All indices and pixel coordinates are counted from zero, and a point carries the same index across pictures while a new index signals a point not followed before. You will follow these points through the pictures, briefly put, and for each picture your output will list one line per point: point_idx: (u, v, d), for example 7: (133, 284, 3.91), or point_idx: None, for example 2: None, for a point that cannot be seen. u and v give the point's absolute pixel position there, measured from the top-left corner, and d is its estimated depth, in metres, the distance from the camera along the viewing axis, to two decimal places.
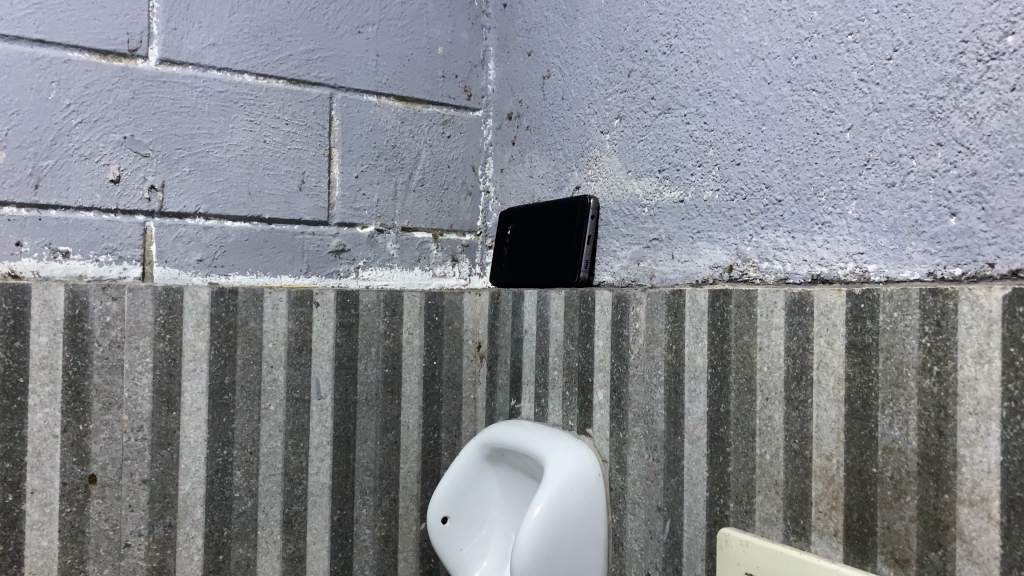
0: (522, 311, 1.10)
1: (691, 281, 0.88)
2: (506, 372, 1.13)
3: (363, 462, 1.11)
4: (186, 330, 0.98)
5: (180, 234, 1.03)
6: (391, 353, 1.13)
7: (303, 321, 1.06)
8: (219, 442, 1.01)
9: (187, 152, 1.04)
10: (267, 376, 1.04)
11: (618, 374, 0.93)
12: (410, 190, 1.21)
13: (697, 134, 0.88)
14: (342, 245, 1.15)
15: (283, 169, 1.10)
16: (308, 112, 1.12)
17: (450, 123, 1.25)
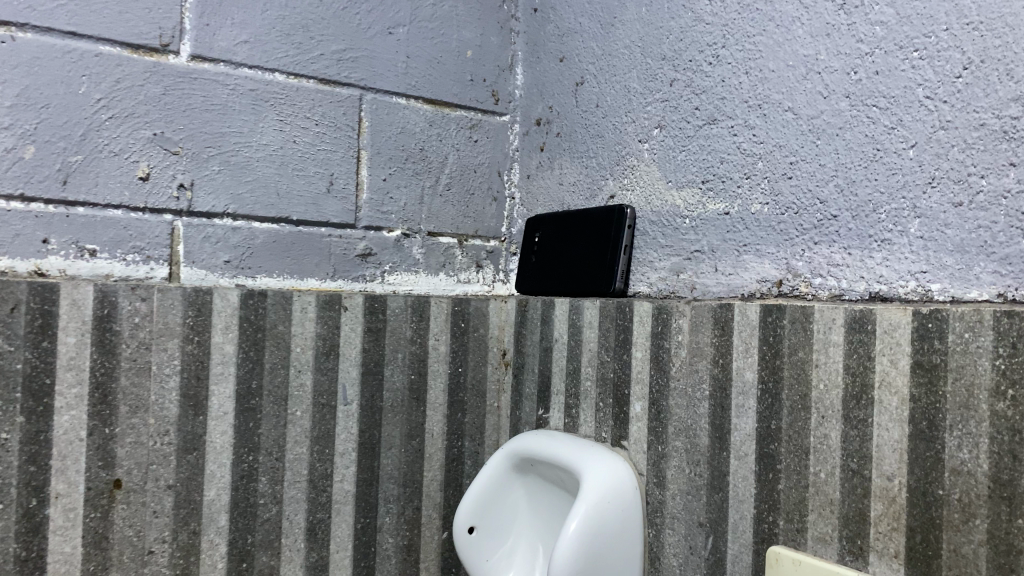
0: (552, 321, 1.09)
1: (737, 294, 0.88)
2: (534, 381, 1.12)
3: (387, 470, 1.09)
4: (215, 333, 0.97)
5: (207, 234, 1.01)
6: (417, 359, 1.11)
7: (331, 326, 1.04)
8: (246, 447, 0.99)
9: (217, 151, 1.02)
10: (294, 381, 1.02)
11: (657, 387, 0.91)
12: (436, 194, 1.20)
13: (745, 146, 0.87)
14: (368, 249, 1.13)
15: (311, 170, 1.09)
16: (338, 113, 1.10)
17: (477, 127, 1.23)
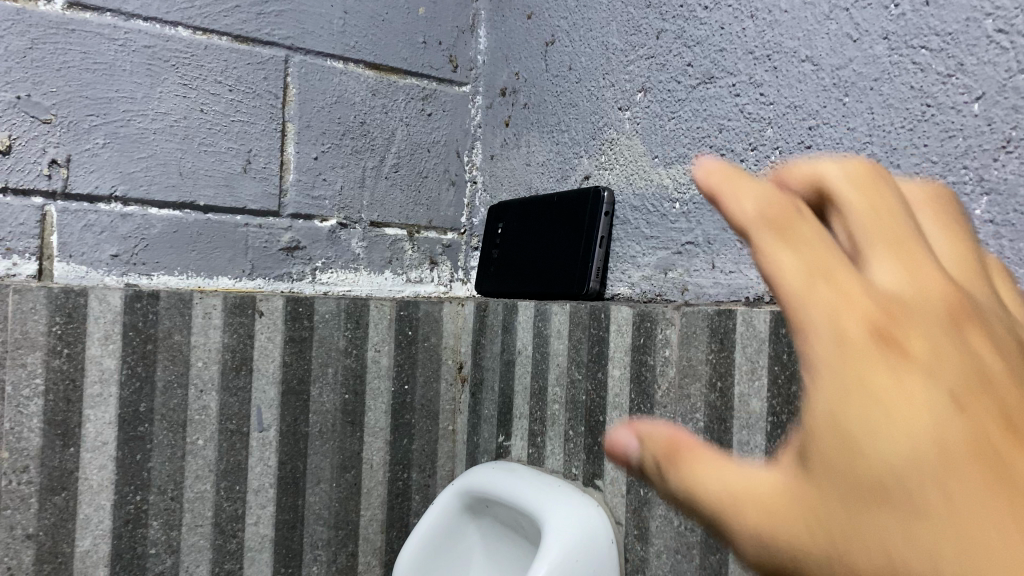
0: (515, 329, 0.90)
1: (738, 299, 0.68)
2: (494, 401, 0.93)
3: (315, 509, 0.90)
4: (91, 345, 0.78)
5: (90, 222, 0.83)
6: (353, 375, 0.92)
7: (242, 335, 0.85)
8: (131, 486, 0.80)
9: (100, 120, 0.83)
10: (194, 404, 0.83)
11: (639, 414, 0.72)
12: (381, 177, 1.01)
13: (749, 109, 0.69)
14: (294, 242, 0.94)
15: (223, 145, 0.90)
16: (257, 77, 0.91)
17: (432, 98, 1.05)
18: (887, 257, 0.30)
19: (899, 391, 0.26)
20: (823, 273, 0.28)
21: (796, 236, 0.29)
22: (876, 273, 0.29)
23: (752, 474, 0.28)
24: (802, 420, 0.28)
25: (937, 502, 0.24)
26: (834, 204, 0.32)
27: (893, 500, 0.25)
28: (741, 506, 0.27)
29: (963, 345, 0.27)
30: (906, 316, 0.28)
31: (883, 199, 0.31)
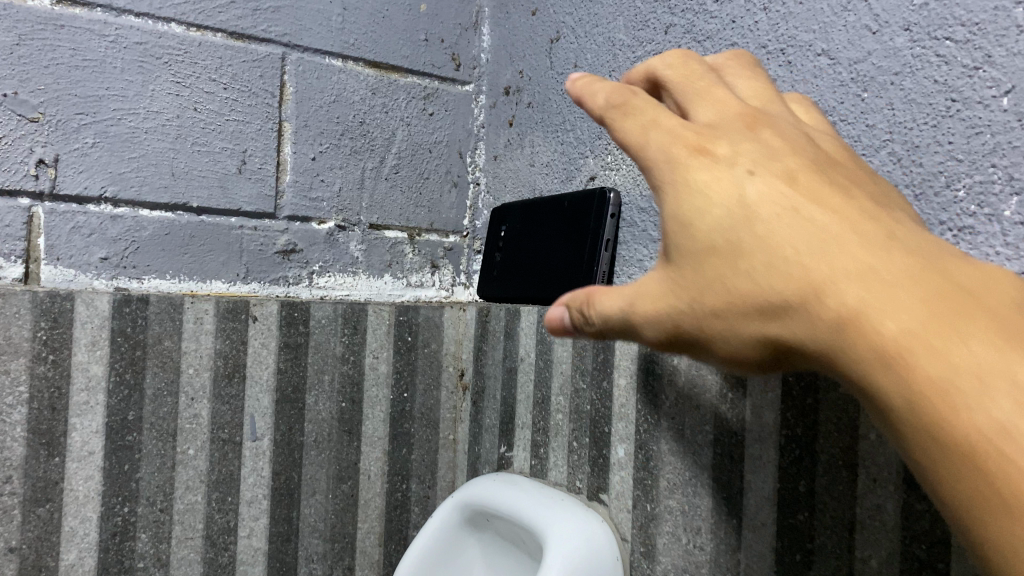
0: (518, 335, 0.87)
1: None
2: (496, 410, 0.91)
3: (310, 521, 0.87)
4: (77, 351, 0.75)
5: (78, 224, 0.80)
6: (350, 382, 0.89)
7: (235, 341, 0.82)
8: (119, 497, 0.77)
9: (90, 119, 0.80)
10: (185, 413, 0.80)
11: (645, 426, 0.69)
12: (381, 178, 0.98)
13: None
14: (291, 244, 0.91)
15: (217, 145, 0.87)
16: (253, 75, 0.89)
17: (434, 97, 1.02)
18: (700, 101, 0.49)
19: (712, 179, 0.44)
20: (650, 123, 0.49)
21: (632, 108, 0.51)
22: (698, 115, 0.49)
23: (644, 280, 0.47)
24: (662, 219, 0.46)
25: (749, 244, 0.41)
26: (672, 88, 0.52)
27: (722, 253, 0.42)
28: (638, 300, 0.46)
29: (753, 141, 0.45)
30: (713, 135, 0.46)
31: (686, 67, 0.53)
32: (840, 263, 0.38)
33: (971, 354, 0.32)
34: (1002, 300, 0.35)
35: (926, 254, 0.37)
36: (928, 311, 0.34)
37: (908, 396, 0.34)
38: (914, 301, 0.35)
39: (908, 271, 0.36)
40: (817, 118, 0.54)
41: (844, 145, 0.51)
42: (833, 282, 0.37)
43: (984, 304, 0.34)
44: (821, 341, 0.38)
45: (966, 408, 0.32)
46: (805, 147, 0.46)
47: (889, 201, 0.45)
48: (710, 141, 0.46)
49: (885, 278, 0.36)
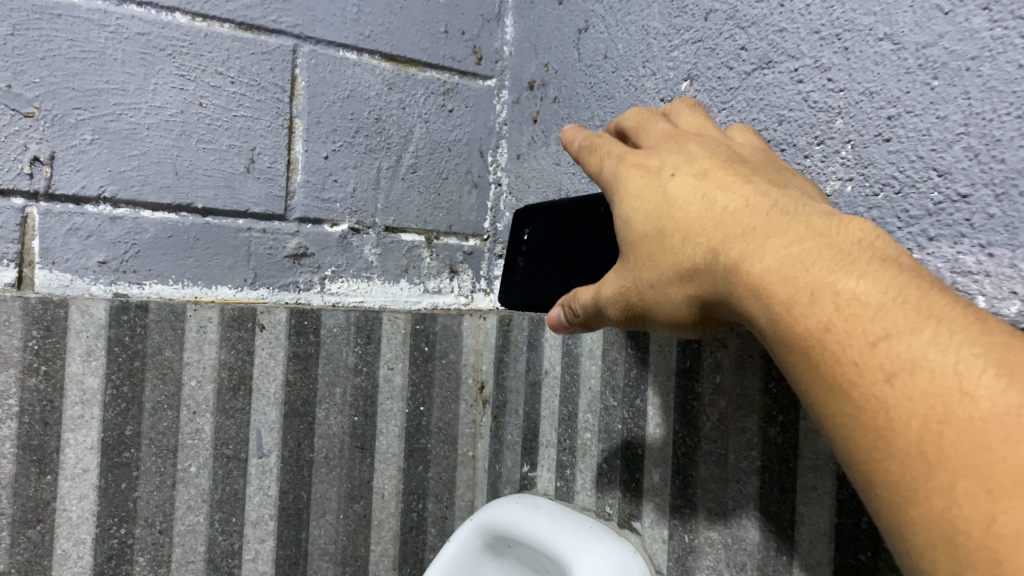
0: (542, 346, 0.82)
1: None
2: (519, 426, 0.85)
3: (320, 544, 0.82)
4: (71, 361, 0.70)
5: (76, 225, 0.75)
6: (363, 396, 0.84)
7: (240, 351, 0.77)
8: (115, 518, 0.72)
9: (89, 114, 0.75)
10: (186, 428, 0.75)
11: (683, 449, 0.63)
12: (397, 178, 0.93)
13: (815, 98, 0.59)
14: (301, 248, 0.86)
15: (224, 142, 0.82)
16: (263, 68, 0.83)
17: (453, 93, 0.96)
18: (648, 127, 0.60)
19: (643, 186, 0.54)
20: (603, 151, 0.60)
21: (591, 145, 0.62)
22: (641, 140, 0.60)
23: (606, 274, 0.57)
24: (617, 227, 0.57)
25: (670, 229, 0.50)
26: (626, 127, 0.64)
27: (652, 239, 0.52)
28: (599, 290, 0.57)
29: (677, 149, 0.55)
30: (648, 150, 0.57)
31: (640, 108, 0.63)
32: (727, 230, 0.46)
33: (810, 277, 0.40)
34: (842, 230, 0.42)
35: (790, 208, 0.45)
36: (782, 248, 0.42)
37: (765, 317, 0.42)
38: (773, 245, 0.43)
39: (770, 224, 0.44)
40: (746, 133, 0.60)
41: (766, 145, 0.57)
42: (720, 239, 0.47)
43: (827, 237, 0.42)
44: (714, 285, 0.47)
45: (808, 320, 0.39)
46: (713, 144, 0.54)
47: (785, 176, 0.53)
48: (637, 162, 0.56)
49: (754, 233, 0.45)
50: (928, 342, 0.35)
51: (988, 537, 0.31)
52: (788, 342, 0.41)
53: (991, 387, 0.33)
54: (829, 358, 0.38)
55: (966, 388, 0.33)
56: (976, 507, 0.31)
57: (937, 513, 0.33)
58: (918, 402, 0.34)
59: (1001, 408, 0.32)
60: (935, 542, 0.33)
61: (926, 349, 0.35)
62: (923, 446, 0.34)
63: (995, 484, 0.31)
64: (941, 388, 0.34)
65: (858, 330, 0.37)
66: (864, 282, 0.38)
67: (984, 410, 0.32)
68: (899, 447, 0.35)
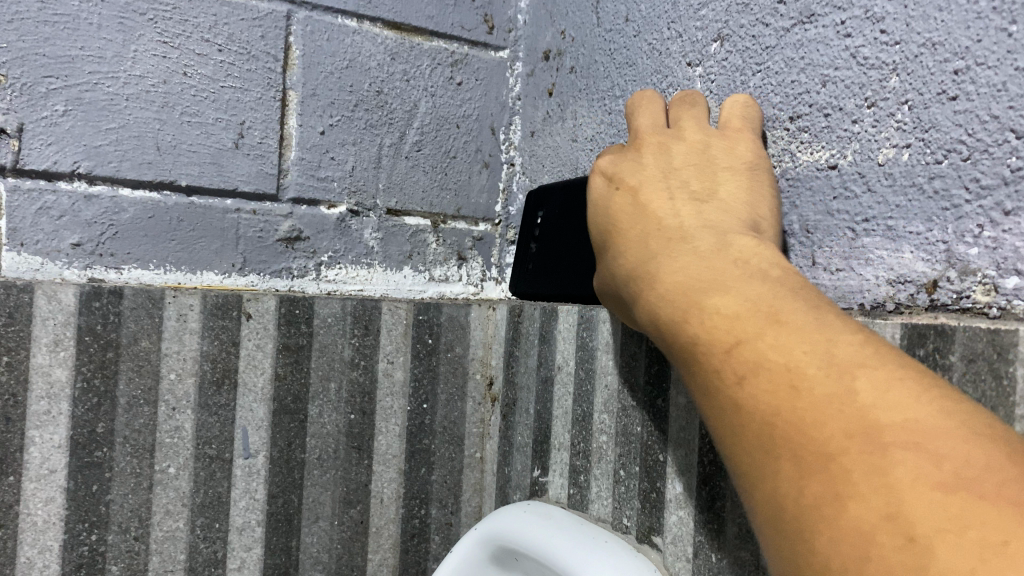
0: (555, 338, 0.74)
1: (851, 307, 0.51)
2: (530, 427, 0.78)
3: (313, 552, 0.75)
4: (37, 351, 0.64)
5: (47, 204, 0.69)
6: (360, 392, 0.77)
7: (224, 342, 0.71)
8: (85, 523, 0.66)
9: (61, 83, 0.69)
10: (164, 426, 0.68)
11: (710, 456, 0.55)
12: (401, 156, 0.86)
13: (864, 53, 0.51)
14: (295, 231, 0.80)
15: (210, 115, 0.75)
16: (253, 35, 0.77)
17: (463, 65, 0.89)
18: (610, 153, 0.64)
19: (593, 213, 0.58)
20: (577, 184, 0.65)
21: None
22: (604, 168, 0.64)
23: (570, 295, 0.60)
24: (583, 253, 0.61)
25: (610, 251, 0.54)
26: None
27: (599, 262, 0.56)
28: None
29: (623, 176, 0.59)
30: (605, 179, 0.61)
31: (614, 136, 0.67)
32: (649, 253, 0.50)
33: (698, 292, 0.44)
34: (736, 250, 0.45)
35: (708, 234, 0.49)
36: (690, 268, 0.46)
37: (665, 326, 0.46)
38: (683, 266, 0.47)
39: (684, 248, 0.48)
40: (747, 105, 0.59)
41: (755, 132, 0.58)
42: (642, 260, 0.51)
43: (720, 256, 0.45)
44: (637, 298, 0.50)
45: (694, 333, 0.43)
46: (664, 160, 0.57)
47: (740, 179, 0.55)
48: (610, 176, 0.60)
49: (669, 258, 0.48)
50: (774, 345, 0.38)
51: (797, 513, 0.33)
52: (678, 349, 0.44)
53: (817, 377, 0.35)
54: (703, 360, 0.41)
55: (796, 380, 0.36)
56: (792, 486, 0.34)
57: (765, 489, 0.36)
58: (761, 397, 0.37)
59: (821, 394, 0.35)
60: (763, 514, 0.36)
61: (771, 349, 0.38)
62: (763, 435, 0.36)
63: (806, 465, 0.34)
64: (778, 383, 0.36)
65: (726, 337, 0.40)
66: (741, 295, 0.42)
67: (810, 397, 0.35)
68: (743, 433, 0.38)
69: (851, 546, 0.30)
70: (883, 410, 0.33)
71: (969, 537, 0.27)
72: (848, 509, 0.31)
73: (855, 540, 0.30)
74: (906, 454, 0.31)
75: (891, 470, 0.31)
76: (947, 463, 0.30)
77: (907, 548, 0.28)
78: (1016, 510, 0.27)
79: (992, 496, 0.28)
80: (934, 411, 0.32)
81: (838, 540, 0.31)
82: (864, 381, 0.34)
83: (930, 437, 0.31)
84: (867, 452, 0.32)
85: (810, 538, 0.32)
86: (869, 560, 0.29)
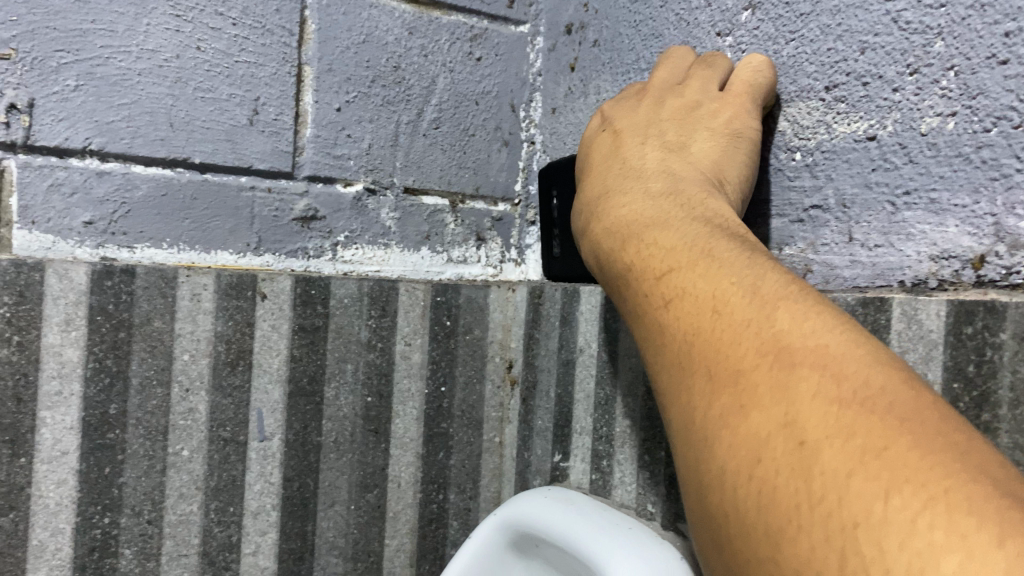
0: (578, 320, 0.72)
1: (892, 285, 0.49)
2: (551, 411, 0.76)
3: (329, 537, 0.74)
4: (48, 331, 0.62)
5: (58, 181, 0.68)
6: (377, 374, 0.75)
7: (240, 323, 0.69)
8: (98, 506, 0.64)
9: (73, 57, 0.67)
10: (178, 407, 0.67)
11: None
12: (419, 135, 0.84)
13: (906, 17, 0.49)
14: (311, 211, 0.78)
15: (225, 91, 0.73)
16: (268, 8, 0.75)
17: (482, 39, 0.87)
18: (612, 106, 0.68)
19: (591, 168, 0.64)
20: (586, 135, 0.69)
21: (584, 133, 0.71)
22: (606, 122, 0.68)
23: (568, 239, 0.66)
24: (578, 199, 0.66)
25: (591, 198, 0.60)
26: None
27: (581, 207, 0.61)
28: None
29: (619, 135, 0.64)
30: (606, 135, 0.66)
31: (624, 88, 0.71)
32: (619, 202, 0.55)
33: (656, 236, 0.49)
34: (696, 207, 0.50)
35: (667, 186, 0.55)
36: (647, 213, 0.52)
37: (614, 260, 0.51)
38: (644, 212, 0.52)
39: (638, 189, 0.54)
40: (759, 66, 0.59)
41: (756, 101, 0.58)
42: (613, 205, 0.56)
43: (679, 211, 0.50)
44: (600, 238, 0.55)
45: (645, 267, 0.47)
46: (653, 114, 0.63)
47: (717, 144, 0.59)
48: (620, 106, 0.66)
49: (636, 207, 0.53)
50: (709, 279, 0.42)
51: (705, 420, 0.38)
52: (623, 278, 0.50)
53: (741, 306, 0.40)
54: (646, 290, 0.46)
55: (722, 308, 0.40)
56: (703, 397, 0.39)
57: (685, 403, 0.40)
58: (691, 323, 0.41)
59: (740, 319, 0.39)
60: (680, 422, 0.40)
61: (707, 282, 0.42)
62: (688, 354, 0.41)
63: (718, 379, 0.38)
64: (706, 309, 0.41)
65: (672, 271, 0.45)
66: (686, 237, 0.47)
67: (732, 322, 0.39)
68: (672, 354, 0.42)
69: (746, 449, 0.35)
70: (795, 335, 0.37)
71: (853, 444, 0.31)
72: (752, 416, 0.35)
73: (752, 444, 0.34)
74: (810, 372, 0.35)
75: (795, 385, 0.34)
76: (846, 382, 0.33)
77: (797, 452, 0.32)
78: (895, 424, 0.31)
79: (878, 411, 0.32)
80: (841, 337, 0.36)
81: (734, 442, 0.36)
82: (784, 311, 0.38)
83: (836, 361, 0.35)
84: (774, 369, 0.36)
85: (715, 441, 0.37)
86: (763, 461, 0.34)
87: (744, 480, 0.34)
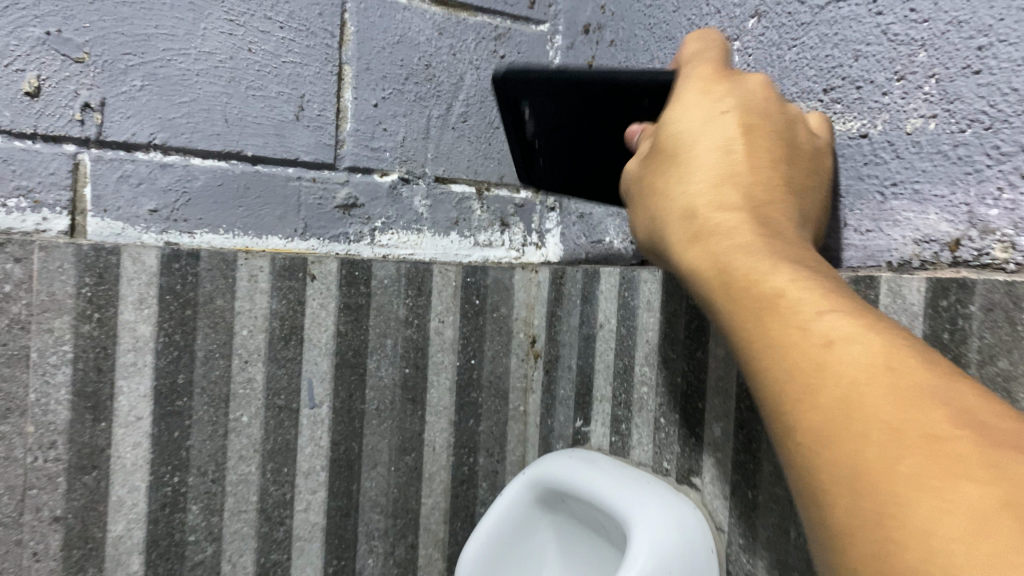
0: (597, 298, 0.79)
1: (881, 265, 0.56)
2: (572, 381, 0.83)
3: (371, 495, 0.82)
4: (125, 309, 0.69)
5: (127, 173, 0.74)
6: (414, 348, 0.83)
7: (292, 301, 0.76)
8: (169, 466, 0.71)
9: (138, 60, 0.74)
10: (238, 376, 0.74)
11: (747, 401, 0.60)
12: (448, 127, 0.91)
13: (894, 29, 0.56)
14: (352, 199, 0.85)
15: (273, 89, 0.80)
16: (312, 13, 0.81)
17: (505, 39, 0.94)
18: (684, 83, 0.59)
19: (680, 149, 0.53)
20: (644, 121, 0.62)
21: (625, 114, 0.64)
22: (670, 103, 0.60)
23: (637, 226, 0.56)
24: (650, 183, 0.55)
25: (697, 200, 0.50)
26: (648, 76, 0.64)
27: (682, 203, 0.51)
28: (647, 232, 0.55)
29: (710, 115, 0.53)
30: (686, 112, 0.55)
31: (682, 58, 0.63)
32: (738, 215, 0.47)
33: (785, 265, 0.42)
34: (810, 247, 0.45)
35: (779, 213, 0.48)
36: (770, 241, 0.44)
37: (749, 275, 0.42)
38: (761, 238, 0.45)
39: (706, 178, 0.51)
40: (822, 122, 0.59)
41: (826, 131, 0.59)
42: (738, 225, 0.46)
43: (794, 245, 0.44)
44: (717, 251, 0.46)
45: (780, 294, 0.40)
46: (762, 105, 0.54)
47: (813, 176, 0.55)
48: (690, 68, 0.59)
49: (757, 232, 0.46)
50: (871, 328, 0.36)
51: (887, 483, 0.30)
52: (755, 306, 0.41)
53: (920, 369, 0.33)
54: (784, 323, 0.38)
55: (897, 364, 0.33)
56: (886, 459, 0.30)
57: (778, 409, 0.37)
58: (859, 370, 0.34)
59: (924, 380, 0.32)
60: (849, 484, 0.31)
61: (872, 332, 0.35)
62: (859, 407, 0.33)
63: (905, 439, 0.30)
64: (878, 361, 0.34)
65: (815, 306, 0.38)
66: (819, 276, 0.41)
67: (913, 381, 0.32)
68: (832, 404, 0.34)
69: (956, 520, 0.27)
70: (991, 412, 0.30)
71: None
72: (957, 485, 0.28)
73: (963, 512, 0.27)
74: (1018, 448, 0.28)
75: (1002, 454, 0.28)
76: None
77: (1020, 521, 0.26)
78: None
79: None
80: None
81: (939, 509, 0.27)
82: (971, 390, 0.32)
83: None
84: (978, 437, 0.29)
85: (905, 502, 0.29)
86: (975, 521, 0.26)
87: (953, 548, 0.26)
